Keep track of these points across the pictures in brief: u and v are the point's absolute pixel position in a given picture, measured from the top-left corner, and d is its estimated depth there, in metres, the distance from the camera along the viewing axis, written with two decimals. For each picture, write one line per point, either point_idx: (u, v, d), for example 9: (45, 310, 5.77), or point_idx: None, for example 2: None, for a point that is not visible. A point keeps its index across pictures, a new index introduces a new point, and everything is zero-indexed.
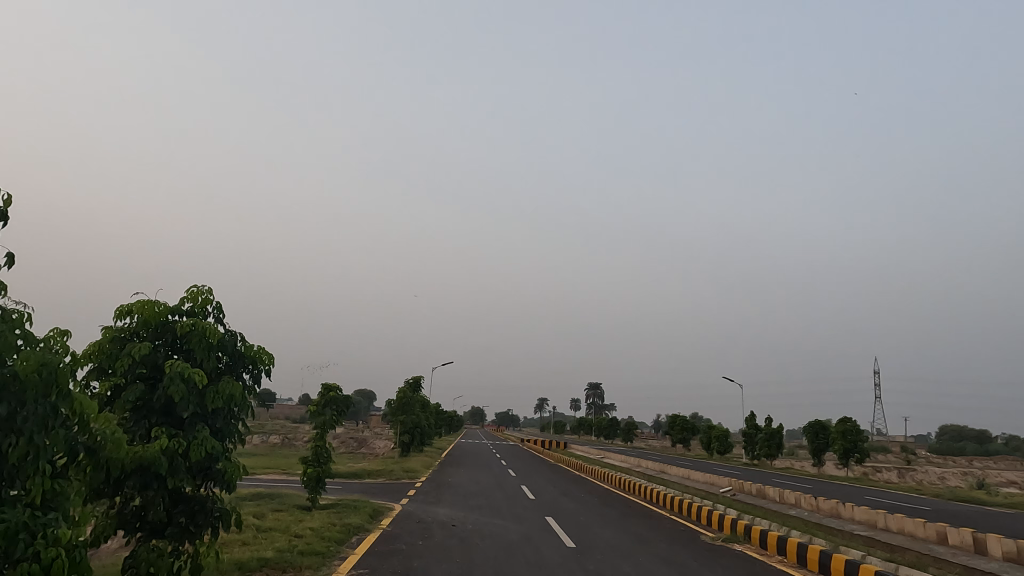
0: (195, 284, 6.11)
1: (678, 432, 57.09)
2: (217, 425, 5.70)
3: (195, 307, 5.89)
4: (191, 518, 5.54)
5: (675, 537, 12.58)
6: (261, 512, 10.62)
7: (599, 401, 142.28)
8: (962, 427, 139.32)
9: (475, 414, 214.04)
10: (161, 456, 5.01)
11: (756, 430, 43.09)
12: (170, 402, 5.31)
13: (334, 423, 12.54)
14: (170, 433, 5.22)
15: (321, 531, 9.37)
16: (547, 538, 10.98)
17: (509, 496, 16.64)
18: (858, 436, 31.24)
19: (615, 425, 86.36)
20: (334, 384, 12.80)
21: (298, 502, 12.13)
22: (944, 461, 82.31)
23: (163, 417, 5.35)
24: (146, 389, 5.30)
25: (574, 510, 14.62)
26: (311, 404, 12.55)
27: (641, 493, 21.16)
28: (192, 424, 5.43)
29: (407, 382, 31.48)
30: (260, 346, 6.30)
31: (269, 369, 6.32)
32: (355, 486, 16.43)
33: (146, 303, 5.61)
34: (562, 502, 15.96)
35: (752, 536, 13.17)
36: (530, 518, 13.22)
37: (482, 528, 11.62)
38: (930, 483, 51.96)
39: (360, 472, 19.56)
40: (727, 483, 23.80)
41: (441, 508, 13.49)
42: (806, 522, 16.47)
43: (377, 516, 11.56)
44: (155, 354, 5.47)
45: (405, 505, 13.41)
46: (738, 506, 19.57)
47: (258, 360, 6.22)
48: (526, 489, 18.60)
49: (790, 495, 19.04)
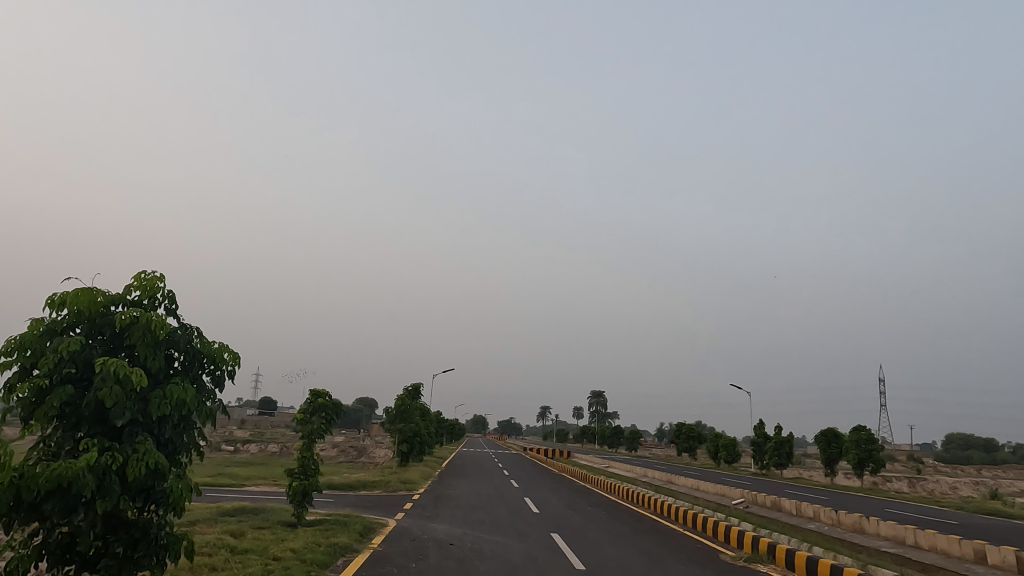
0: (145, 270, 5.19)
1: (684, 441, 55.97)
2: (164, 436, 4.80)
3: (144, 296, 5.00)
4: (131, 549, 4.63)
5: (692, 557, 11.62)
6: (239, 530, 9.70)
7: (603, 410, 140.68)
8: (969, 437, 137.86)
9: (478, 423, 212.67)
10: (87, 474, 4.13)
11: (764, 439, 42.01)
12: (103, 408, 4.42)
13: (321, 431, 11.58)
14: (101, 446, 4.33)
15: (303, 552, 8.43)
16: (554, 559, 10.04)
17: (512, 509, 15.63)
18: (873, 446, 30.18)
19: (620, 433, 85.16)
20: (323, 389, 11.89)
21: (282, 519, 11.20)
22: (956, 471, 81.00)
23: (96, 426, 4.47)
24: (76, 393, 4.41)
25: (581, 526, 13.63)
26: (297, 412, 11.60)
27: (651, 505, 20.16)
28: (131, 435, 4.55)
29: (405, 389, 30.54)
30: (221, 342, 5.42)
31: (230, 370, 5.44)
32: (348, 500, 15.49)
33: (81, 291, 4.71)
34: (567, 517, 14.98)
35: (777, 556, 12.18)
36: (534, 534, 12.29)
37: (482, 547, 10.67)
38: (942, 493, 50.78)
39: (354, 484, 18.60)
40: (739, 495, 22.84)
41: (438, 524, 12.55)
42: (828, 538, 15.49)
43: (368, 534, 10.62)
44: (89, 351, 4.58)
45: (399, 521, 12.48)
46: (753, 519, 18.63)
47: (218, 360, 5.34)
48: (530, 501, 17.61)
49: (808, 507, 18.07)
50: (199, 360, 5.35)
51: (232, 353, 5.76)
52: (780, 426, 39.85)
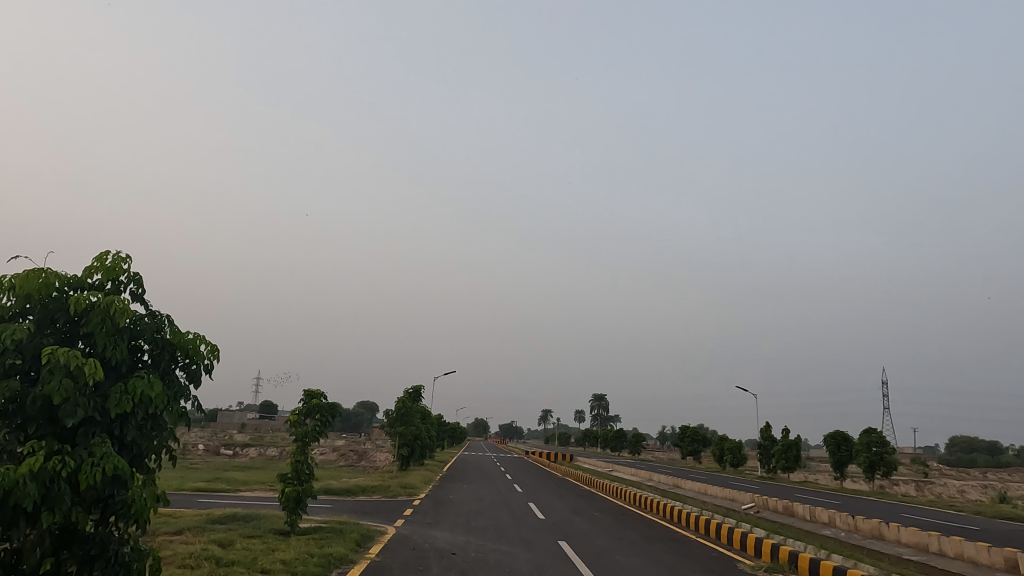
0: (108, 249, 4.61)
1: (688, 444, 55.30)
2: (127, 438, 4.22)
3: (107, 279, 4.41)
4: (87, 568, 4.03)
5: (707, 566, 11.02)
6: (227, 540, 9.10)
7: (605, 414, 139.81)
8: (973, 440, 137.04)
9: (479, 426, 211.94)
10: (28, 482, 3.54)
11: (771, 442, 41.30)
12: (51, 406, 3.83)
13: (316, 433, 10.95)
14: (49, 448, 3.75)
15: (294, 564, 7.82)
16: (563, 570, 9.43)
17: (516, 516, 15.00)
18: (884, 449, 29.53)
19: (623, 437, 84.52)
20: (318, 390, 11.26)
21: (274, 526, 10.62)
22: (962, 475, 80.32)
23: (45, 426, 3.88)
24: (21, 388, 3.83)
25: (590, 534, 12.99)
26: (290, 414, 10.98)
27: (660, 511, 19.54)
28: (87, 436, 3.97)
29: (405, 391, 29.93)
30: (196, 333, 4.85)
31: (205, 364, 4.87)
32: (344, 506, 14.85)
33: (29, 273, 4.12)
34: (574, 523, 14.34)
35: (798, 565, 11.56)
36: (541, 542, 11.69)
37: (486, 557, 10.04)
38: (950, 497, 50.09)
39: (352, 489, 17.99)
40: (749, 499, 22.19)
41: (440, 532, 11.93)
42: (846, 545, 14.86)
43: (366, 543, 10.01)
44: (38, 339, 3.99)
45: (398, 528, 11.87)
46: (765, 525, 17.99)
47: (191, 351, 4.76)
48: (534, 506, 16.99)
49: (823, 513, 17.45)
50: (174, 352, 4.78)
51: (210, 344, 5.19)
52: (788, 428, 39.19)
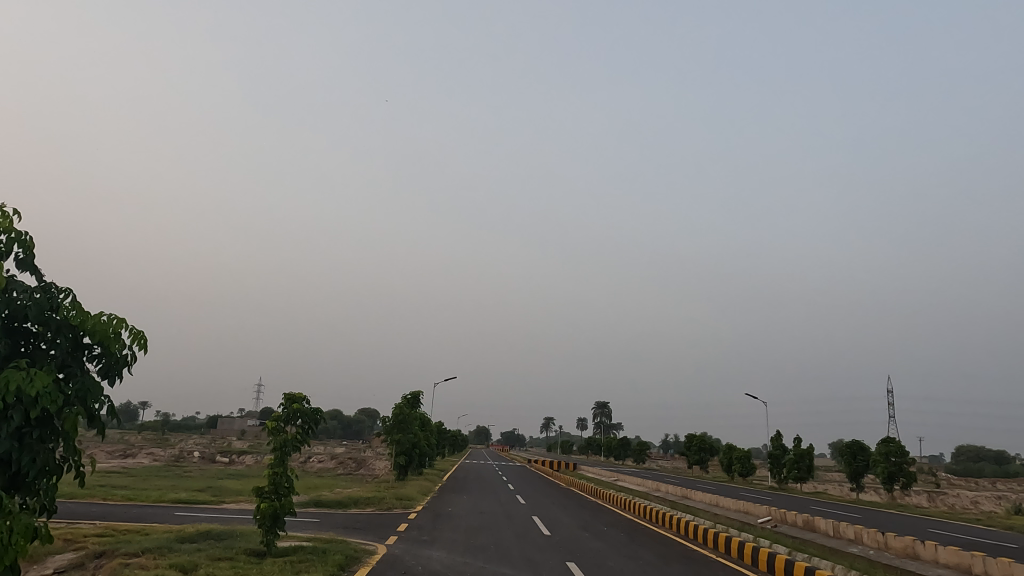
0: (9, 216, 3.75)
1: (694, 453, 53.95)
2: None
3: None
4: None
5: None
6: (190, 564, 7.97)
7: (607, 421, 138.40)
8: (980, 450, 135.37)
9: (481, 434, 210.63)
10: None
11: (782, 452, 39.94)
12: None
13: (298, 442, 9.80)
14: None
15: None
16: None
17: (519, 532, 13.80)
18: (903, 459, 28.27)
19: (627, 445, 83.07)
20: (300, 393, 10.13)
21: (249, 546, 9.49)
22: (973, 485, 78.85)
23: None
24: None
25: (600, 554, 11.81)
26: (269, 420, 9.84)
27: (673, 526, 18.41)
28: None
29: (404, 398, 28.84)
30: (114, 320, 3.94)
31: (123, 357, 3.96)
32: (333, 521, 13.69)
33: None
34: (582, 542, 13.16)
35: None
36: (547, 564, 10.54)
37: None
38: (963, 508, 48.79)
39: (344, 501, 16.80)
40: (765, 512, 21.00)
41: (435, 552, 10.76)
42: (878, 565, 13.67)
43: (351, 566, 8.86)
44: None
45: (389, 548, 10.72)
46: (787, 542, 16.78)
47: (107, 343, 3.85)
48: (539, 521, 15.84)
49: (848, 529, 16.27)
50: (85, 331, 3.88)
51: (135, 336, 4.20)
52: (799, 437, 37.91)
